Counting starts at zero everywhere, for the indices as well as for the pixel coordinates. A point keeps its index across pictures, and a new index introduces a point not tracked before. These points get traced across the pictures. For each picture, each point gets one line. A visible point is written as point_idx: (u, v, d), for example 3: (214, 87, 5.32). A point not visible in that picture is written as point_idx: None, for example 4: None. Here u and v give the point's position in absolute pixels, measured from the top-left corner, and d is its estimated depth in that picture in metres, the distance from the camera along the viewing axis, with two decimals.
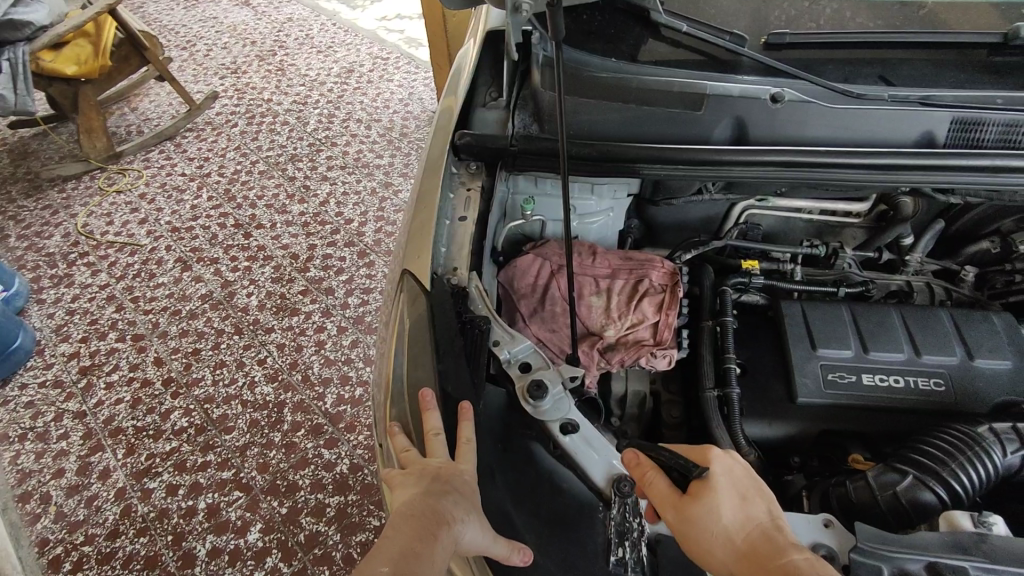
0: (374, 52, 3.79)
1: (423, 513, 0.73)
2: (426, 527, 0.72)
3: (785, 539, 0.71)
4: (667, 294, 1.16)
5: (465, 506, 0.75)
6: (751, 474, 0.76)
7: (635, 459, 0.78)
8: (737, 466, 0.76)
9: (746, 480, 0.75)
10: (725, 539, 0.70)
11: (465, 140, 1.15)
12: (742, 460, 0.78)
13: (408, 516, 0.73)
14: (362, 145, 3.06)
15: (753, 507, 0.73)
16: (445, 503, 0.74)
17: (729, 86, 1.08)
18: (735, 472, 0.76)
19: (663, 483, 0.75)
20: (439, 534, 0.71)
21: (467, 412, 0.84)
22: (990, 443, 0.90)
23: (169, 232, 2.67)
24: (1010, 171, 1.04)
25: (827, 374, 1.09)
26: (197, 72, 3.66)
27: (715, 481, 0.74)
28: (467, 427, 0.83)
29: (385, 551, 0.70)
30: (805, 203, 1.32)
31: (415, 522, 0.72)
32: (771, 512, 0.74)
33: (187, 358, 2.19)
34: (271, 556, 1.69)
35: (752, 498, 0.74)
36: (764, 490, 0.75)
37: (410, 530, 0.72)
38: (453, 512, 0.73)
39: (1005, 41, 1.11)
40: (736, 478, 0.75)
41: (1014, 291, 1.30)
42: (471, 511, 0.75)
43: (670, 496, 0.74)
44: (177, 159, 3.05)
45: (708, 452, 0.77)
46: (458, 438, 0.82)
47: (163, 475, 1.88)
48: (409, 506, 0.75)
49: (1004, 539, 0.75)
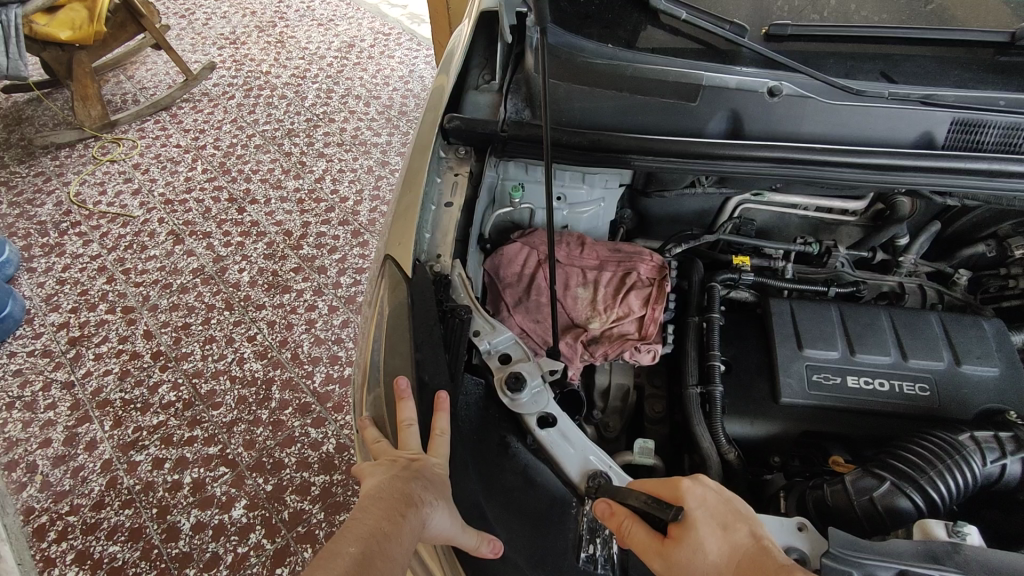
0: (377, 27, 3.72)
1: (393, 496, 0.71)
2: (396, 507, 0.70)
3: (775, 560, 0.67)
4: (655, 288, 1.14)
5: (435, 493, 0.74)
6: (726, 501, 0.73)
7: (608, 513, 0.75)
8: (711, 496, 0.73)
9: (723, 507, 0.72)
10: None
11: (455, 124, 1.12)
12: (715, 486, 0.75)
13: (377, 498, 0.72)
14: (360, 122, 3.02)
15: (736, 533, 0.70)
16: (416, 487, 0.73)
17: (726, 77, 1.06)
18: (711, 501, 0.72)
19: (641, 532, 0.72)
20: (408, 516, 0.70)
21: (443, 403, 0.83)
22: (971, 451, 0.89)
23: (162, 204, 2.64)
24: (1007, 176, 1.02)
25: (812, 375, 1.08)
26: (195, 41, 3.59)
27: (693, 515, 0.71)
28: (442, 418, 0.82)
29: (354, 531, 0.68)
30: (801, 199, 1.29)
31: (385, 503, 0.71)
32: (754, 532, 0.71)
33: (177, 332, 2.18)
34: (255, 532, 1.70)
35: (733, 525, 0.71)
36: (742, 513, 0.72)
37: (380, 511, 0.70)
38: (423, 495, 0.72)
39: (1013, 40, 1.06)
40: (713, 509, 0.72)
41: (1007, 296, 1.32)
42: (441, 499, 0.73)
43: (652, 543, 0.71)
44: (173, 130, 3.00)
45: (679, 487, 0.74)
46: (433, 429, 0.81)
47: (150, 448, 1.88)
48: (379, 490, 0.73)
49: (977, 549, 0.75)
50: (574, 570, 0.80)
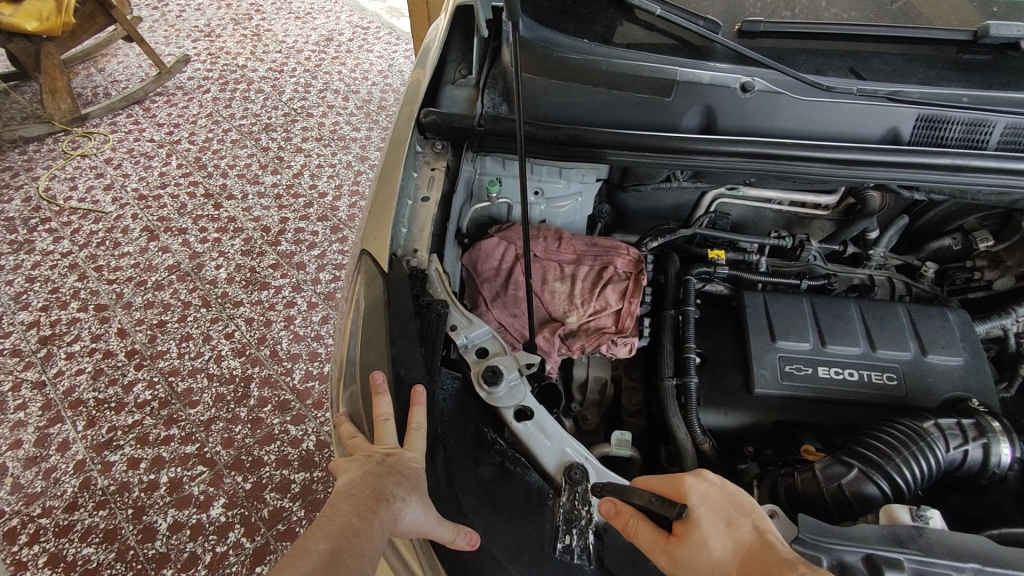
0: (355, 20, 3.68)
1: (364, 492, 0.72)
2: (366, 503, 0.71)
3: (778, 555, 0.65)
4: (631, 282, 1.16)
5: (409, 487, 0.74)
6: (729, 496, 0.73)
7: (615, 511, 0.75)
8: (713, 490, 0.73)
9: (726, 502, 0.72)
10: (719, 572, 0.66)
11: (431, 119, 1.12)
12: (718, 481, 0.75)
13: (348, 495, 0.72)
14: (339, 117, 2.99)
15: (739, 528, 0.69)
16: (388, 483, 0.73)
17: (699, 73, 1.07)
18: (714, 497, 0.72)
19: (647, 530, 0.72)
20: (378, 512, 0.70)
21: (419, 397, 0.83)
22: (934, 437, 0.91)
23: (135, 200, 2.59)
24: (970, 170, 1.04)
25: (785, 366, 1.10)
26: (169, 34, 3.52)
27: (700, 511, 0.71)
28: (418, 412, 0.82)
29: (323, 528, 0.69)
30: (775, 193, 1.30)
31: (355, 500, 0.71)
32: (758, 527, 0.70)
33: (152, 330, 2.14)
34: (234, 531, 1.69)
35: (736, 520, 0.70)
36: (745, 507, 0.72)
37: (352, 507, 0.70)
38: (395, 491, 0.72)
39: (976, 39, 1.10)
40: (715, 504, 0.71)
41: (973, 289, 1.37)
42: (414, 493, 0.74)
43: (657, 540, 0.71)
44: (146, 124, 2.94)
45: (682, 484, 0.73)
46: (409, 422, 0.81)
47: (124, 448, 1.85)
48: (351, 487, 0.73)
49: (940, 533, 0.78)
50: (551, 561, 0.78)
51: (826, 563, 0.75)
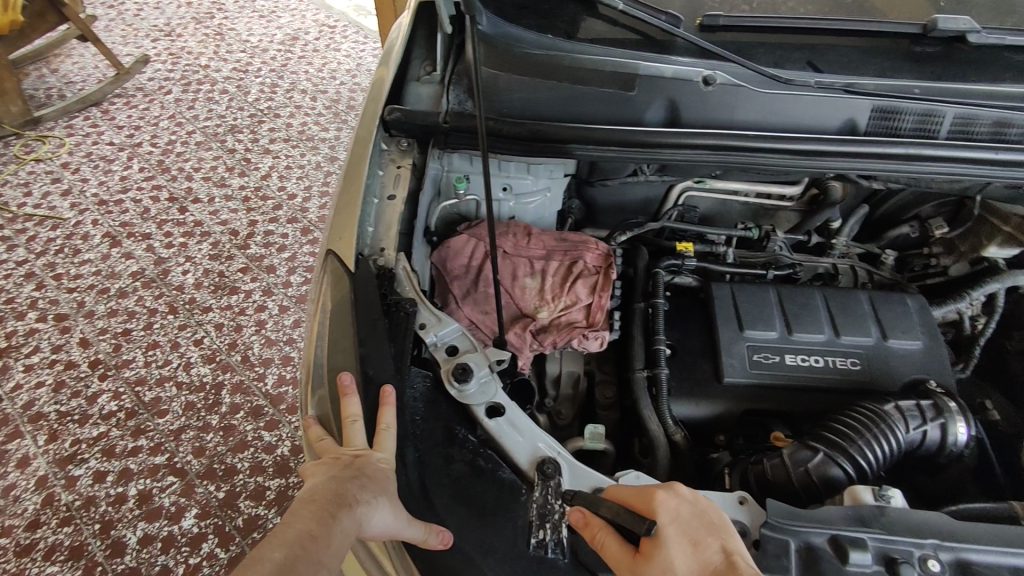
0: (321, 19, 3.63)
1: (325, 497, 0.71)
2: (326, 509, 0.70)
3: None
4: (601, 276, 1.16)
5: (374, 490, 0.73)
6: (699, 514, 0.71)
7: (584, 521, 0.73)
8: (684, 508, 0.71)
9: (695, 521, 0.70)
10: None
11: (395, 116, 1.11)
12: (689, 497, 0.73)
13: (310, 500, 0.71)
14: (307, 117, 2.94)
15: (706, 549, 0.68)
16: (351, 487, 0.72)
17: (661, 67, 1.10)
18: (683, 516, 0.70)
19: (614, 545, 0.70)
20: (339, 517, 0.69)
21: (388, 397, 0.82)
22: (894, 419, 0.94)
23: (95, 205, 2.51)
24: (923, 158, 1.06)
25: (753, 355, 1.11)
26: (126, 33, 3.43)
27: (669, 529, 0.69)
28: (387, 413, 0.81)
29: (280, 535, 0.68)
30: (740, 185, 1.33)
31: (316, 505, 0.71)
32: (725, 547, 0.68)
33: (116, 339, 2.08)
34: (207, 542, 1.65)
35: (704, 540, 0.68)
36: (714, 526, 0.70)
37: (314, 512, 0.70)
38: (359, 495, 0.71)
39: (925, 32, 1.13)
40: (684, 523, 0.70)
41: (931, 274, 1.41)
42: (380, 496, 0.73)
43: (623, 556, 0.69)
44: (105, 127, 2.86)
45: (652, 500, 0.71)
46: (378, 423, 0.80)
47: (90, 461, 1.80)
48: (314, 492, 0.72)
49: (902, 511, 0.80)
50: (524, 557, 0.77)
51: (794, 546, 0.76)
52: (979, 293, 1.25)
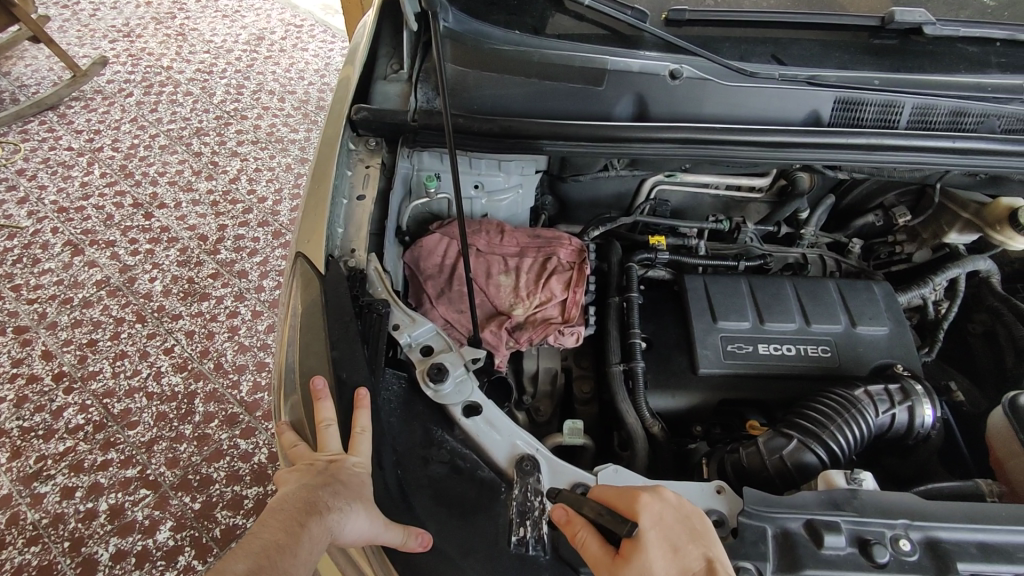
0: (287, 18, 3.57)
1: (295, 505, 0.70)
2: (296, 518, 0.68)
3: None
4: (575, 272, 1.16)
5: (348, 496, 0.72)
6: (682, 519, 0.71)
7: (567, 518, 0.72)
8: (667, 513, 0.70)
9: (678, 527, 0.70)
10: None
11: (362, 115, 1.09)
12: (674, 502, 0.72)
13: (280, 508, 0.70)
14: (275, 119, 2.89)
15: (687, 555, 0.68)
16: (324, 494, 0.71)
17: (629, 61, 1.09)
18: (666, 520, 0.70)
19: (594, 544, 0.69)
20: (308, 525, 0.68)
21: (363, 400, 0.82)
22: (864, 404, 0.96)
23: (55, 213, 2.43)
24: (883, 149, 1.09)
25: (727, 346, 1.13)
26: (83, 34, 3.32)
27: (653, 532, 0.68)
28: (362, 415, 0.80)
29: (248, 545, 0.66)
30: (711, 178, 1.33)
31: (286, 513, 0.69)
32: (706, 555, 0.68)
33: (81, 350, 2.02)
34: (184, 555, 1.62)
35: (685, 546, 0.68)
36: (697, 533, 0.70)
37: (284, 520, 0.68)
38: (332, 502, 0.70)
39: (883, 24, 1.15)
40: (667, 528, 0.69)
41: (896, 262, 1.45)
42: (354, 502, 0.72)
43: (603, 556, 0.68)
44: (63, 132, 2.77)
45: (636, 502, 0.70)
46: (353, 427, 0.79)
47: (57, 477, 1.74)
48: (285, 500, 0.71)
49: (873, 493, 0.82)
50: (506, 555, 0.77)
51: (770, 532, 0.78)
52: (943, 279, 1.27)
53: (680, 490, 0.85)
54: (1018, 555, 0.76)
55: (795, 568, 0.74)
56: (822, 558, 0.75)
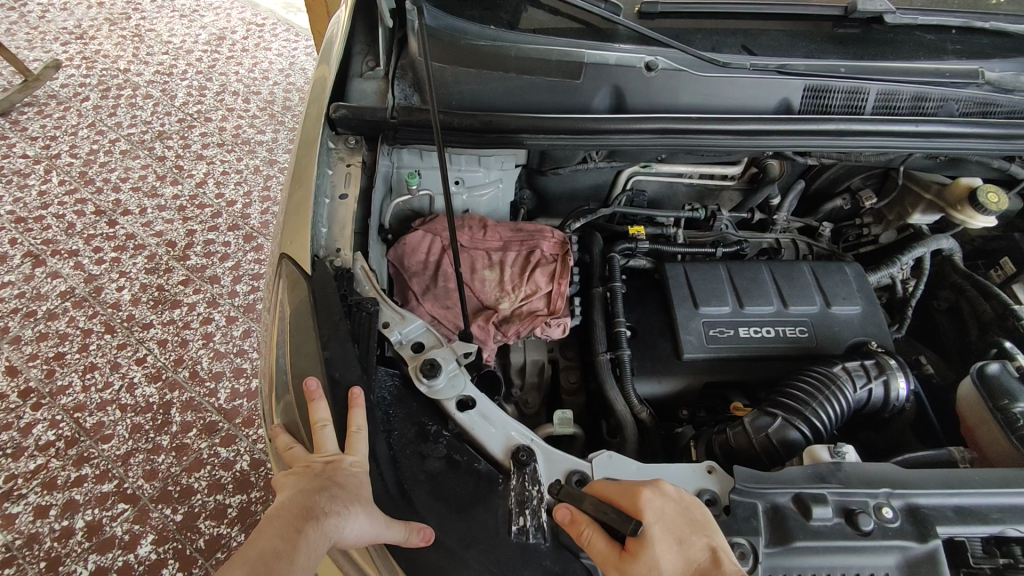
0: (248, 17, 3.49)
1: (292, 512, 0.69)
2: (293, 524, 0.68)
3: None
4: (558, 264, 1.18)
5: (346, 499, 0.71)
6: (684, 511, 0.72)
7: (570, 520, 0.73)
8: (669, 507, 0.72)
9: (680, 520, 0.71)
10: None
11: (341, 113, 1.08)
12: (674, 495, 0.74)
13: (278, 515, 0.70)
14: (241, 120, 2.83)
15: (692, 547, 0.69)
16: (320, 500, 0.70)
17: (606, 54, 1.11)
18: (669, 514, 0.71)
19: (600, 543, 0.70)
20: (305, 532, 0.68)
21: (357, 399, 0.81)
22: (843, 380, 0.99)
23: (13, 223, 2.34)
24: (852, 136, 1.13)
25: (709, 330, 1.16)
26: (32, 37, 3.20)
27: (657, 527, 0.70)
28: (358, 414, 0.80)
29: (246, 553, 0.68)
30: (685, 168, 1.35)
31: (283, 520, 0.69)
32: (710, 545, 0.70)
33: (48, 364, 1.96)
34: (168, 567, 1.59)
35: (689, 539, 0.70)
36: (698, 524, 0.72)
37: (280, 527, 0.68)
38: (329, 507, 0.70)
39: (847, 14, 1.20)
40: (670, 522, 0.71)
41: (863, 243, 1.51)
42: (352, 503, 0.71)
43: (610, 555, 0.69)
44: (16, 139, 2.67)
45: (639, 498, 0.71)
46: (349, 427, 0.79)
47: (29, 496, 1.69)
48: (283, 506, 0.71)
49: (855, 465, 0.85)
50: (507, 544, 0.78)
51: (761, 508, 0.80)
52: (910, 258, 1.32)
53: (672, 474, 0.87)
54: (992, 515, 0.79)
55: (785, 541, 0.77)
56: (812, 529, 0.78)
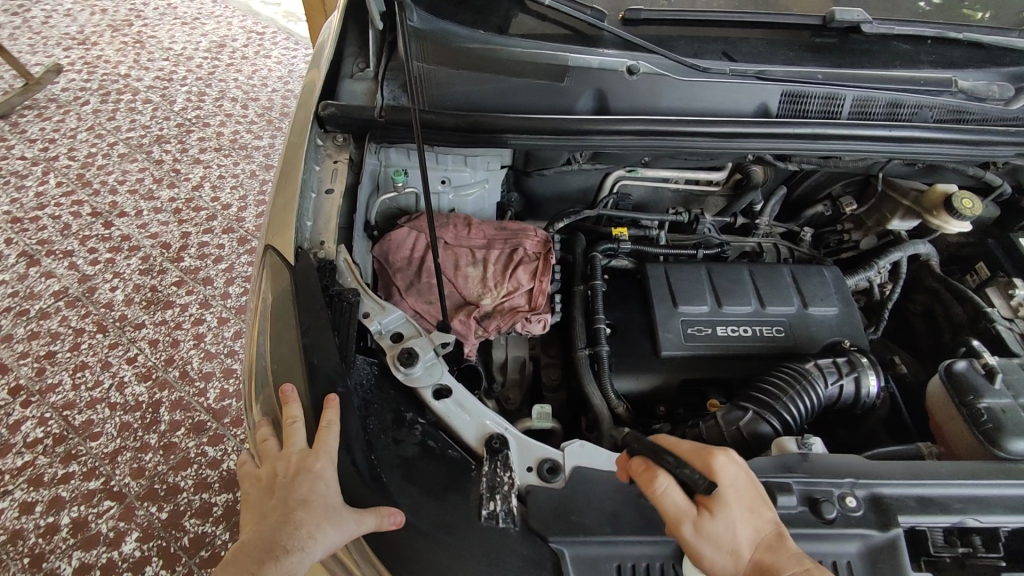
0: (249, 26, 3.55)
1: (258, 547, 0.70)
2: (257, 561, 0.69)
3: (786, 546, 0.72)
4: (541, 262, 1.19)
5: (309, 525, 0.71)
6: (751, 479, 0.75)
7: (644, 468, 0.73)
8: (740, 474, 0.74)
9: (750, 487, 0.74)
10: (733, 556, 0.70)
11: (330, 111, 1.11)
12: (741, 463, 0.76)
13: (247, 547, 0.71)
14: (238, 126, 2.87)
15: (759, 514, 0.73)
16: (284, 534, 0.70)
17: (589, 58, 1.14)
18: (740, 480, 0.74)
19: (675, 495, 0.70)
20: (269, 567, 0.69)
21: (330, 402, 0.82)
22: (814, 376, 1.01)
23: (9, 223, 2.37)
24: (828, 139, 1.15)
25: (688, 329, 1.17)
26: (35, 43, 3.24)
27: (733, 492, 0.72)
28: (330, 413, 0.81)
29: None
30: (668, 173, 1.38)
31: (248, 556, 0.70)
32: (771, 514, 0.74)
33: (39, 363, 1.97)
34: (151, 565, 1.59)
35: (756, 506, 0.73)
36: (762, 493, 0.75)
37: (244, 563, 0.69)
38: (291, 542, 0.70)
39: (825, 23, 1.23)
40: (742, 488, 0.73)
41: (844, 250, 1.52)
42: (315, 526, 0.71)
43: (684, 510, 0.70)
44: (15, 141, 2.70)
45: (716, 463, 0.73)
46: (320, 422, 0.80)
47: (15, 493, 1.69)
48: (254, 537, 0.72)
49: (823, 457, 0.87)
50: (477, 528, 0.79)
51: None
52: (887, 262, 1.35)
53: None
54: (954, 505, 0.81)
55: None
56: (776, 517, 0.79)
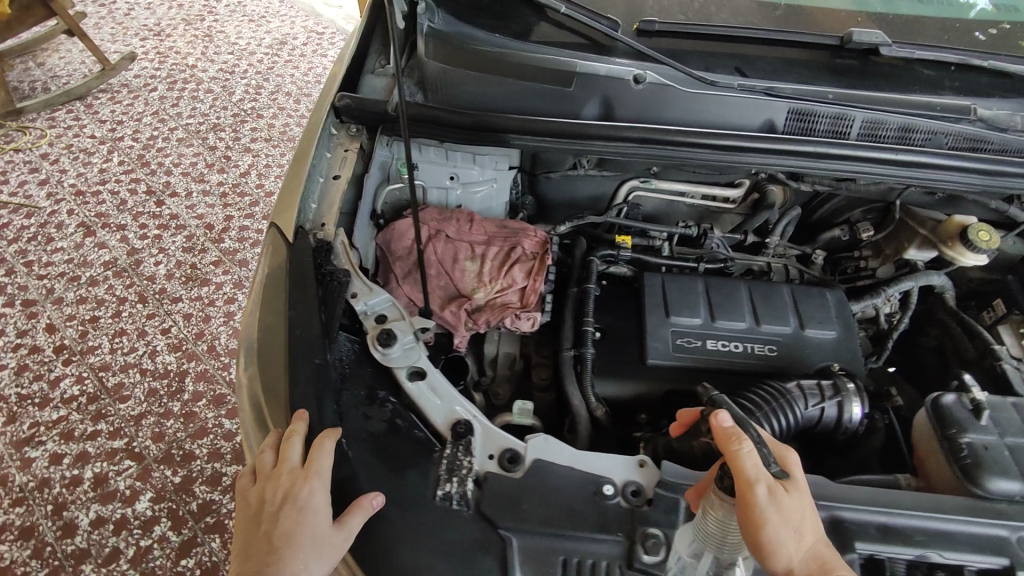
0: (310, 25, 3.72)
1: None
2: None
3: (832, 548, 0.76)
4: (537, 262, 1.22)
5: (293, 565, 0.72)
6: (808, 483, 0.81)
7: (729, 433, 0.76)
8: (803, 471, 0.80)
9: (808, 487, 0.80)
10: (798, 537, 0.73)
11: (345, 102, 1.18)
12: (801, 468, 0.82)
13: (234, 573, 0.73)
14: (289, 119, 3.01)
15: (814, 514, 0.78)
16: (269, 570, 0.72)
17: (597, 65, 1.14)
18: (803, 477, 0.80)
19: (757, 461, 0.74)
20: None
21: (332, 434, 0.81)
22: (795, 395, 1.00)
23: (73, 195, 2.55)
24: (829, 158, 1.15)
25: (677, 339, 1.18)
26: (116, 32, 3.49)
27: (801, 487, 0.78)
28: (327, 440, 0.80)
29: None
30: (683, 186, 1.40)
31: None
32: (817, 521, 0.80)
33: (83, 326, 2.11)
34: (160, 525, 1.68)
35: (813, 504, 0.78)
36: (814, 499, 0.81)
37: None
38: None
39: (843, 44, 1.19)
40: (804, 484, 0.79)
41: (861, 277, 1.48)
42: (300, 567, 0.72)
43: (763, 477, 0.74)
44: (87, 120, 2.91)
45: (788, 456, 0.80)
46: (315, 445, 0.80)
47: (47, 443, 1.82)
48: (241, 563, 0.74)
49: None
50: (430, 505, 0.83)
51: (682, 504, 0.85)
52: (895, 290, 1.31)
53: (602, 462, 0.90)
54: (916, 538, 0.80)
55: None
56: None
